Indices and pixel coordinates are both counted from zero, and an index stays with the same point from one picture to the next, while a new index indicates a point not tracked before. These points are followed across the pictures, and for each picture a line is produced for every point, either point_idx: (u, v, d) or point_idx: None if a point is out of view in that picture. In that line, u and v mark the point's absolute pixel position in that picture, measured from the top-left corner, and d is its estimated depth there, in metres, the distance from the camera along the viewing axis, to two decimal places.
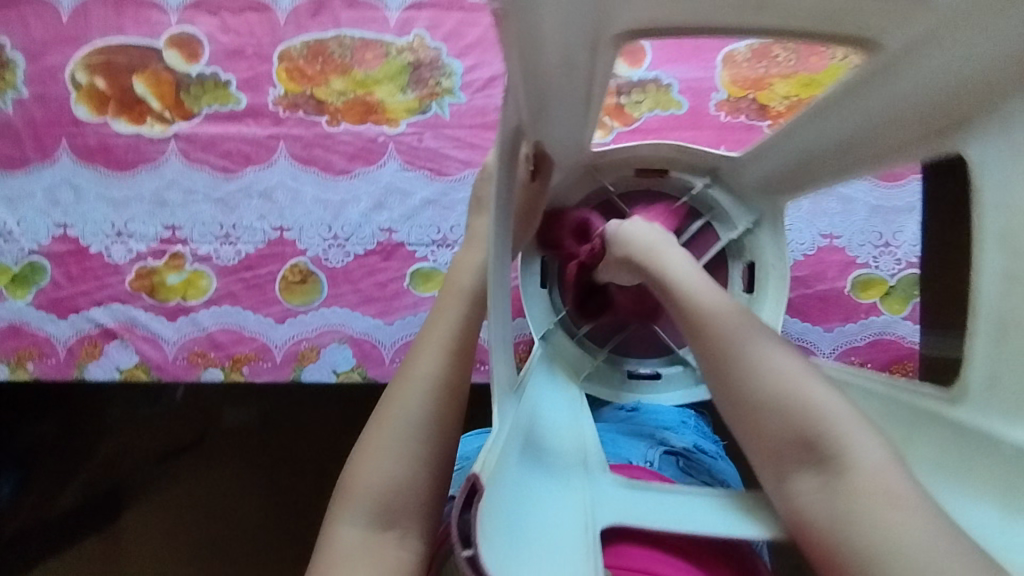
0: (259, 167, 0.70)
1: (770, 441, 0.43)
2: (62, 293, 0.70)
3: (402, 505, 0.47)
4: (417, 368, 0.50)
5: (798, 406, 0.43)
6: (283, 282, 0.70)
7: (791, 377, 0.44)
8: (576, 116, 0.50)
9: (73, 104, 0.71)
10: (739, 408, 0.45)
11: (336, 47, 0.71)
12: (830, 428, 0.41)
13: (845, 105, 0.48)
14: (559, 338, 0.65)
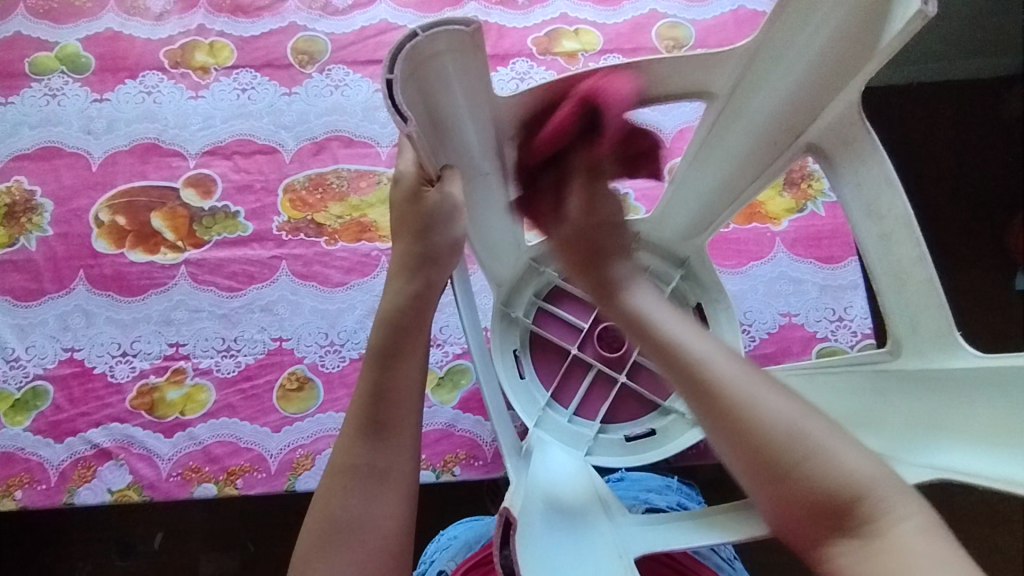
0: (262, 284, 0.77)
1: (790, 500, 0.39)
2: (61, 416, 0.71)
3: (376, 542, 0.43)
4: (373, 397, 0.45)
5: (795, 448, 0.39)
6: (280, 390, 0.73)
7: (778, 408, 0.41)
8: (501, 203, 0.59)
9: (93, 239, 0.78)
10: (749, 470, 0.40)
11: (334, 178, 0.81)
12: (842, 468, 0.38)
13: (715, 151, 0.57)
14: (550, 419, 0.68)
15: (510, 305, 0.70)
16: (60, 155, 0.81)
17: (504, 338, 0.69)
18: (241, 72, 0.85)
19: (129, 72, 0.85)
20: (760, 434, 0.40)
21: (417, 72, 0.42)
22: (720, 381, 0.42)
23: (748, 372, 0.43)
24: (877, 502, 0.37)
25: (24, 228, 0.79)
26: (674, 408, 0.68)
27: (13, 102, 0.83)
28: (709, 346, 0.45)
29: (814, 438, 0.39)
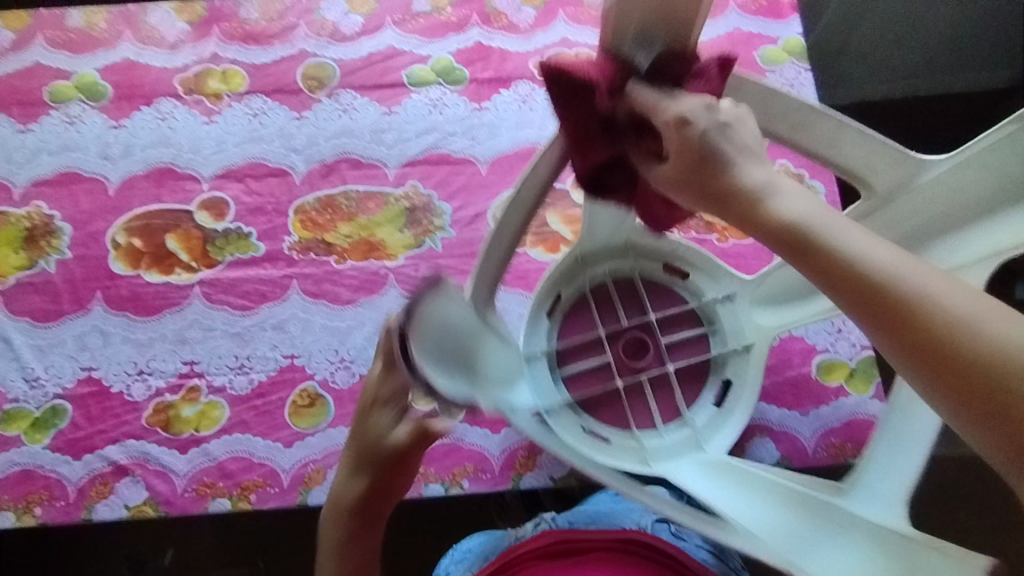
0: (274, 303, 0.79)
1: (1004, 423, 0.29)
2: (79, 434, 0.73)
3: None
4: None
5: (1020, 378, 0.29)
6: (292, 407, 0.75)
7: (963, 305, 0.31)
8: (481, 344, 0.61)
9: (110, 261, 0.81)
10: (932, 380, 0.31)
11: (343, 200, 0.83)
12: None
13: None
14: (652, 449, 0.68)
15: (545, 402, 0.69)
16: (78, 181, 0.84)
17: (564, 426, 0.68)
18: (252, 98, 0.88)
19: (145, 99, 0.88)
20: (969, 358, 0.30)
21: (434, 345, 0.50)
22: (913, 293, 0.31)
23: (948, 281, 0.32)
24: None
25: (43, 251, 0.81)
26: (729, 355, 0.71)
27: (33, 129, 0.86)
28: (883, 243, 0.33)
29: (1016, 342, 0.29)
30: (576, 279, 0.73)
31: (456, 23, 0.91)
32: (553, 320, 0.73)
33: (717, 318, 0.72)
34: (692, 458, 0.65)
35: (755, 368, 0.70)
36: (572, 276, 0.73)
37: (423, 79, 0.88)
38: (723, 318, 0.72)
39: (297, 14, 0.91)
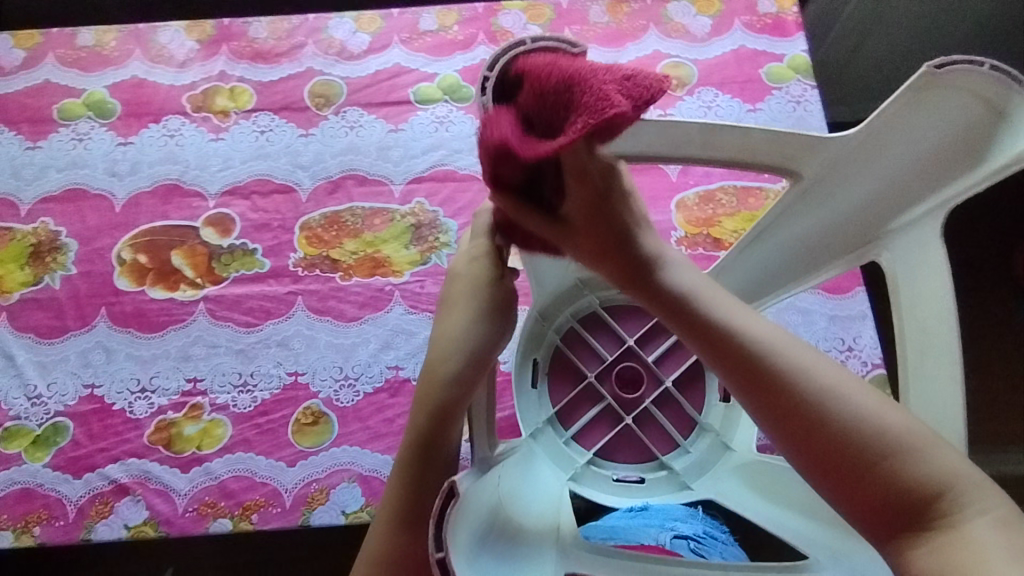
0: (278, 319, 0.78)
1: (866, 498, 0.38)
2: (80, 452, 0.72)
3: None
4: None
5: (860, 436, 0.38)
6: (296, 425, 0.74)
7: (837, 381, 0.40)
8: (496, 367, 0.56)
9: (115, 277, 0.80)
10: (809, 459, 0.39)
11: (349, 216, 0.83)
12: (927, 459, 0.37)
13: (768, 240, 0.60)
14: (686, 467, 0.69)
15: (568, 473, 0.68)
16: (85, 197, 0.85)
17: (596, 486, 0.68)
18: (260, 115, 0.88)
19: (153, 116, 0.88)
20: (826, 428, 0.38)
21: (477, 551, 0.42)
22: (786, 372, 0.40)
23: (816, 362, 0.41)
24: (950, 496, 0.37)
25: (49, 267, 0.81)
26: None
27: (41, 146, 0.87)
28: (771, 331, 0.42)
29: (872, 423, 0.38)
30: (545, 339, 0.72)
31: (463, 42, 0.91)
32: (541, 387, 0.72)
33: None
34: (723, 468, 0.67)
35: None
36: (539, 340, 0.72)
37: (429, 97, 0.89)
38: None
39: (305, 32, 0.92)
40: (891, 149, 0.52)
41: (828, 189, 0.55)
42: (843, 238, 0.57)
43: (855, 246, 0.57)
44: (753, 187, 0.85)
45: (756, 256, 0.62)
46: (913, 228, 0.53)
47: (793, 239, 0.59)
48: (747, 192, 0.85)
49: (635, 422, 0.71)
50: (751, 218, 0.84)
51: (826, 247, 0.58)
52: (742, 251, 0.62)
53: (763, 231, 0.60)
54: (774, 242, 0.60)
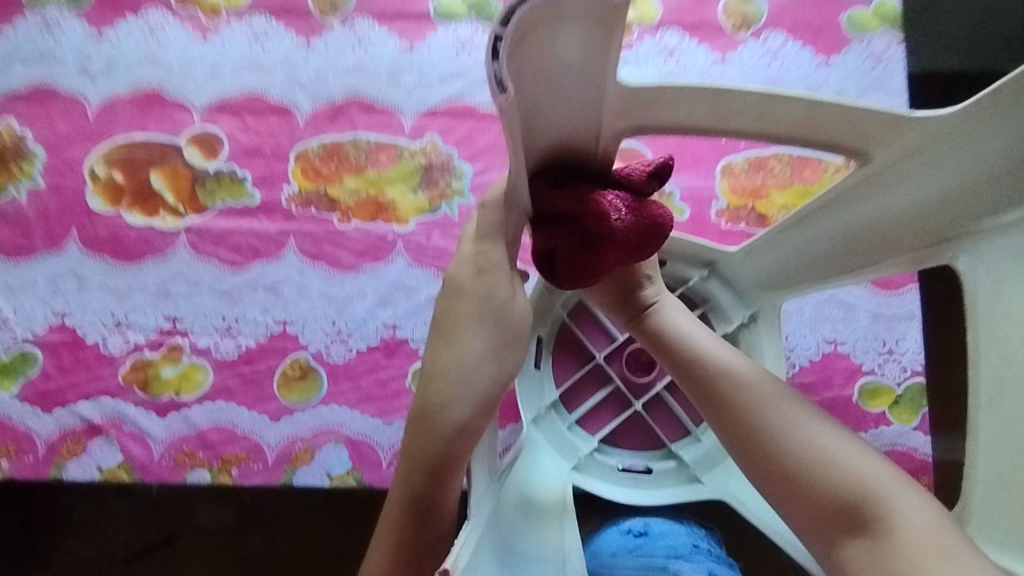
0: (267, 260, 0.71)
1: (810, 503, 0.42)
2: (51, 385, 0.67)
3: None
4: None
5: (823, 467, 0.42)
6: (282, 378, 0.68)
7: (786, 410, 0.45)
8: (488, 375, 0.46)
9: (88, 195, 0.72)
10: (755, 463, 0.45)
11: (351, 148, 0.73)
12: (885, 493, 0.40)
13: (819, 224, 0.52)
14: (698, 457, 0.62)
15: (570, 462, 0.62)
16: (53, 98, 0.74)
17: (600, 477, 0.63)
18: (254, 17, 0.76)
19: (131, 7, 0.76)
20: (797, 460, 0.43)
21: None
22: (745, 399, 0.46)
23: (789, 402, 0.45)
24: (911, 532, 0.38)
25: (14, 177, 0.72)
26: (737, 332, 0.66)
27: (2, 31, 0.75)
28: (751, 373, 0.47)
29: (815, 442, 0.43)
30: (551, 311, 0.63)
31: None
32: (545, 367, 0.65)
33: (711, 296, 0.67)
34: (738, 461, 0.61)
35: (769, 339, 0.65)
36: (546, 313, 0.63)
37: (452, 13, 0.76)
38: (717, 293, 0.66)
39: None
40: (987, 141, 0.39)
41: (894, 179, 0.44)
42: (908, 233, 0.47)
43: (921, 245, 0.47)
44: (812, 156, 0.73)
45: (805, 236, 0.54)
46: (1000, 237, 0.41)
47: (847, 220, 0.50)
48: (803, 161, 0.73)
49: (644, 407, 0.66)
50: (804, 193, 0.73)
51: (883, 240, 0.49)
52: (789, 229, 0.54)
53: (812, 222, 0.52)
54: (825, 227, 0.52)
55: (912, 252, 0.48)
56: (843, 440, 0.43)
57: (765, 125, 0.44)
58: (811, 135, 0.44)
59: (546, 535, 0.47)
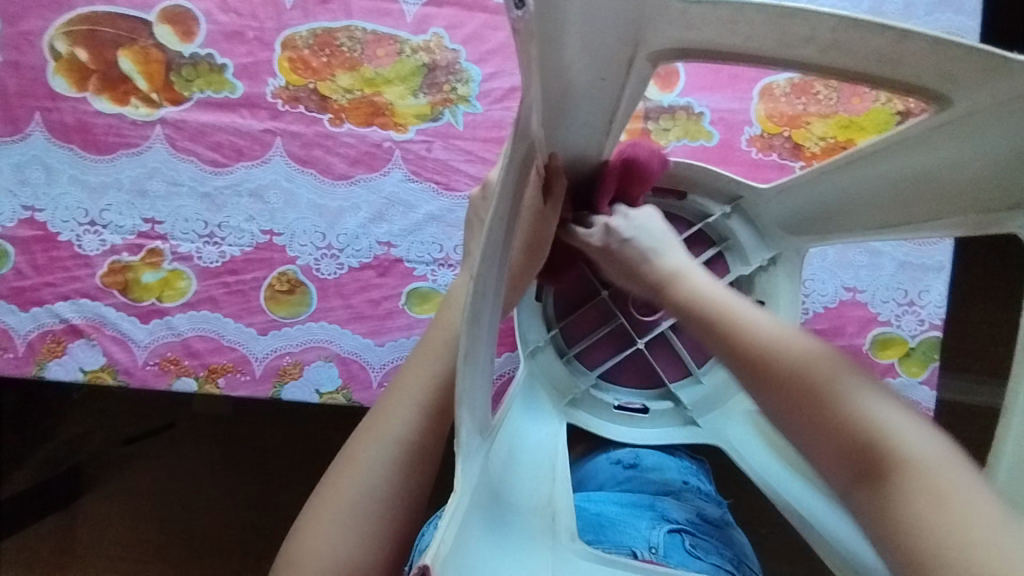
0: (251, 163, 0.65)
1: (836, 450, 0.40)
2: (24, 283, 0.63)
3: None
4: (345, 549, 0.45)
5: (834, 399, 0.41)
6: (269, 291, 0.64)
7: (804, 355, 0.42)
8: (491, 328, 0.39)
9: (50, 75, 0.65)
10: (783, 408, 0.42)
11: (345, 39, 0.66)
12: (893, 426, 0.39)
13: (872, 167, 0.48)
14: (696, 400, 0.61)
15: (565, 397, 0.60)
16: None
17: (594, 413, 0.62)
18: None
19: None
20: (817, 397, 0.41)
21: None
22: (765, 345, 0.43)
23: (792, 336, 0.43)
24: (923, 466, 0.37)
25: None
26: (754, 274, 0.62)
27: None
28: (750, 307, 0.45)
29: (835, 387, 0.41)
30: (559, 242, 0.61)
31: None
32: (546, 300, 0.63)
33: (730, 234, 0.63)
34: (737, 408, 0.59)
35: (787, 282, 0.61)
36: None
37: None
38: (737, 232, 0.62)
39: None
40: None
41: (966, 133, 0.40)
42: (971, 189, 0.44)
43: (989, 206, 0.44)
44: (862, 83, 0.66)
45: (851, 180, 0.50)
46: None
47: (904, 167, 0.46)
48: (853, 88, 0.65)
49: (646, 346, 0.63)
50: (848, 124, 0.65)
51: (944, 194, 0.45)
52: (842, 169, 0.50)
53: (867, 165, 0.48)
54: (878, 171, 0.48)
55: (972, 212, 0.45)
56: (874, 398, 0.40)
57: (830, 58, 0.37)
58: (888, 74, 0.37)
59: (531, 496, 0.44)
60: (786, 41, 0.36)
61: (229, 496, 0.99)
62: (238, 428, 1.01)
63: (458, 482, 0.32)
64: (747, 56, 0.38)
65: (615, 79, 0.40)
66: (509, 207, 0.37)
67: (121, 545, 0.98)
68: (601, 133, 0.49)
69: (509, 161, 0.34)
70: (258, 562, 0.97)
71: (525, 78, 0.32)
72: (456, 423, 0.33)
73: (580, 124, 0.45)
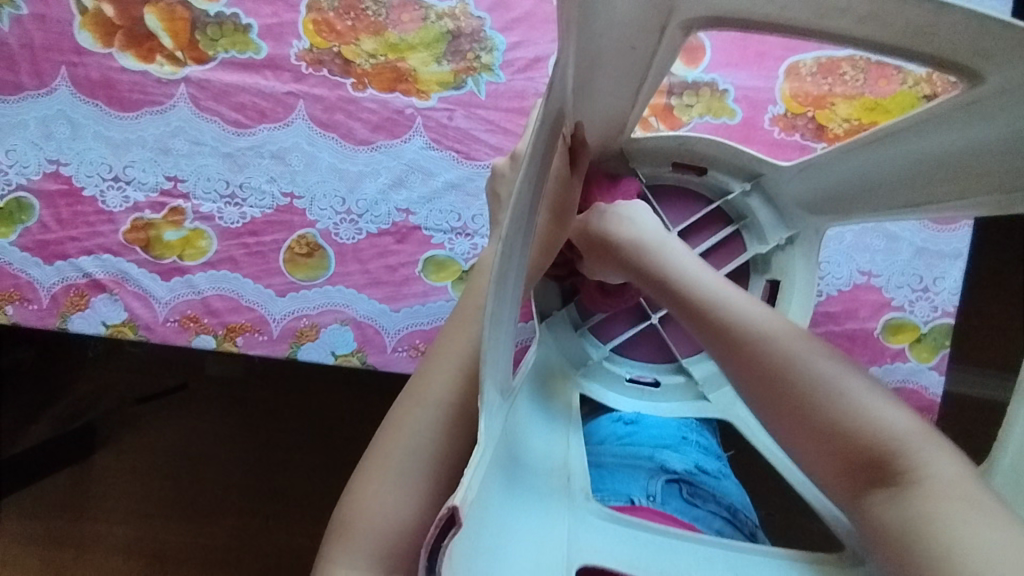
0: (274, 125, 0.65)
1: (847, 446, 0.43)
2: (49, 236, 0.64)
3: (353, 546, 0.46)
4: (371, 505, 0.46)
5: (843, 402, 0.44)
6: (287, 253, 0.65)
7: (816, 359, 0.46)
8: (517, 290, 0.39)
9: (76, 30, 0.65)
10: (794, 404, 0.46)
11: (371, 3, 0.66)
12: (912, 437, 0.42)
13: (897, 146, 0.48)
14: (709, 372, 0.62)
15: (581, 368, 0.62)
16: None
17: (605, 384, 0.62)
18: None
19: None
20: (836, 406, 0.44)
21: (481, 532, 0.33)
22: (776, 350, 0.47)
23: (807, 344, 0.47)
24: (939, 479, 0.40)
25: None
26: (771, 253, 0.63)
27: None
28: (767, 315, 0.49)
29: (843, 388, 0.45)
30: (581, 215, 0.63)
31: None
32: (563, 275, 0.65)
33: (750, 213, 0.63)
34: None
35: (803, 261, 0.61)
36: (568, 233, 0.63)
37: None
38: (755, 211, 0.62)
39: None
40: None
41: (995, 112, 0.40)
42: (995, 172, 0.44)
43: (1011, 185, 0.43)
44: (890, 66, 0.65)
45: (875, 160, 0.50)
46: None
47: (928, 146, 0.46)
48: (881, 69, 0.65)
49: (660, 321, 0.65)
50: (873, 106, 0.65)
51: (966, 172, 0.45)
52: (869, 144, 0.50)
53: (896, 145, 0.48)
54: (903, 150, 0.48)
55: (996, 195, 0.45)
56: (889, 409, 0.44)
57: (864, 29, 0.36)
58: (921, 48, 0.37)
59: (546, 458, 0.45)
60: (822, 15, 0.36)
61: (240, 457, 1.01)
62: (253, 391, 1.03)
63: (482, 437, 0.33)
64: (783, 26, 0.38)
65: (646, 49, 0.40)
66: (537, 171, 0.37)
67: (136, 501, 1.00)
68: (626, 104, 0.49)
69: (541, 127, 0.34)
70: (266, 523, 0.99)
71: (561, 40, 0.32)
72: (481, 379, 0.34)
73: (606, 95, 0.46)
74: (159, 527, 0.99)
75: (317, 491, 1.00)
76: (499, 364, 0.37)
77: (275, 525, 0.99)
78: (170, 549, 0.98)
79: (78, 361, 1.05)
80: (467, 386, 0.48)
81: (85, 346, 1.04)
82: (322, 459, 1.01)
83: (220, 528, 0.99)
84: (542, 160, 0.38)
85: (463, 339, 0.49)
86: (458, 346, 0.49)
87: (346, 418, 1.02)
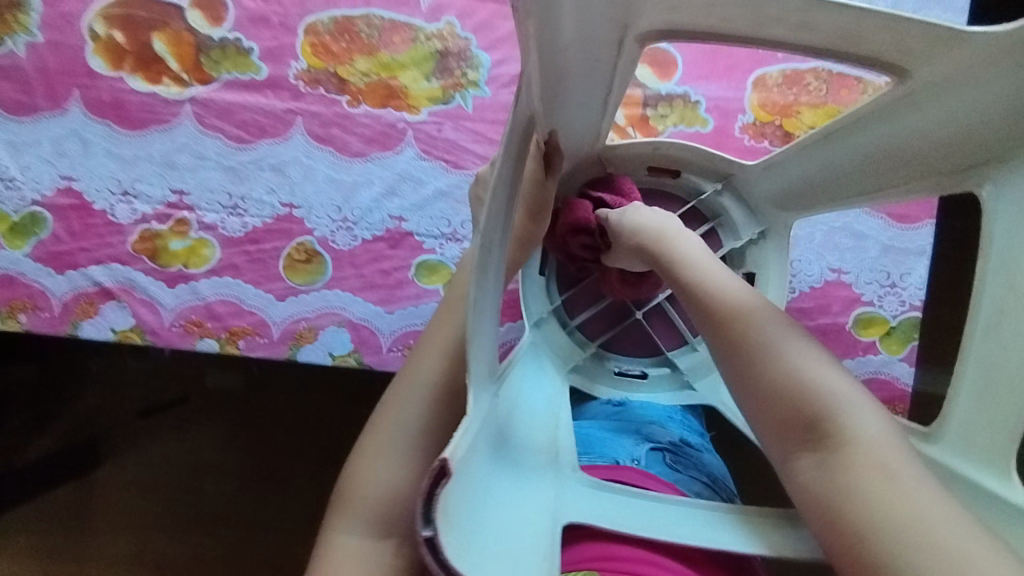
0: (274, 140, 0.69)
1: (783, 414, 0.44)
2: (61, 248, 0.68)
3: (351, 522, 0.49)
4: (366, 486, 0.49)
5: (790, 367, 0.44)
6: (287, 260, 0.69)
7: (772, 325, 0.46)
8: (499, 280, 0.43)
9: (88, 55, 0.69)
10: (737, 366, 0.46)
11: (364, 26, 0.71)
12: (847, 405, 0.43)
13: (851, 139, 0.52)
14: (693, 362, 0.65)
15: (570, 364, 0.65)
16: None
17: (595, 378, 0.66)
18: None
19: None
20: (778, 373, 0.44)
21: (471, 492, 0.36)
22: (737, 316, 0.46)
23: (777, 319, 0.47)
24: (869, 446, 0.41)
25: (11, 29, 0.70)
26: (745, 249, 0.67)
27: None
28: (739, 286, 0.49)
29: (787, 351, 0.45)
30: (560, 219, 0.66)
31: None
32: (548, 275, 0.68)
33: (723, 212, 0.67)
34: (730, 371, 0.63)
35: (775, 256, 0.65)
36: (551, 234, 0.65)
37: None
38: (729, 209, 0.66)
39: None
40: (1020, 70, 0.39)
41: (930, 102, 0.44)
42: (936, 159, 0.48)
43: (953, 171, 0.47)
44: (850, 76, 0.70)
45: (831, 153, 0.54)
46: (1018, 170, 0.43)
47: (877, 138, 0.50)
48: (842, 79, 0.69)
49: (644, 315, 0.69)
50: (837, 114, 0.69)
51: (911, 159, 0.49)
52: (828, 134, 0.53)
53: (850, 135, 0.52)
54: (856, 142, 0.52)
55: (941, 180, 0.49)
56: (833, 375, 0.44)
57: (801, 36, 0.40)
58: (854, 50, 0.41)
59: (534, 438, 0.48)
60: (764, 26, 0.40)
61: (241, 467, 1.04)
62: (252, 402, 1.06)
63: (470, 404, 0.36)
64: (731, 35, 0.42)
65: (609, 60, 0.44)
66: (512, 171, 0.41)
67: (139, 512, 1.02)
68: (598, 112, 0.53)
69: (513, 130, 0.38)
70: (265, 533, 1.02)
71: (527, 50, 0.36)
72: (468, 355, 0.38)
73: (578, 104, 0.50)
74: (161, 537, 1.01)
75: (317, 499, 1.03)
76: (485, 345, 0.41)
77: (275, 534, 1.02)
78: (171, 560, 1.00)
79: (82, 376, 1.08)
80: (456, 373, 0.51)
81: (89, 360, 1.08)
82: (321, 466, 1.04)
83: (222, 539, 1.01)
84: (517, 160, 0.42)
85: (449, 332, 0.52)
86: (446, 339, 0.52)
87: (345, 425, 1.04)
